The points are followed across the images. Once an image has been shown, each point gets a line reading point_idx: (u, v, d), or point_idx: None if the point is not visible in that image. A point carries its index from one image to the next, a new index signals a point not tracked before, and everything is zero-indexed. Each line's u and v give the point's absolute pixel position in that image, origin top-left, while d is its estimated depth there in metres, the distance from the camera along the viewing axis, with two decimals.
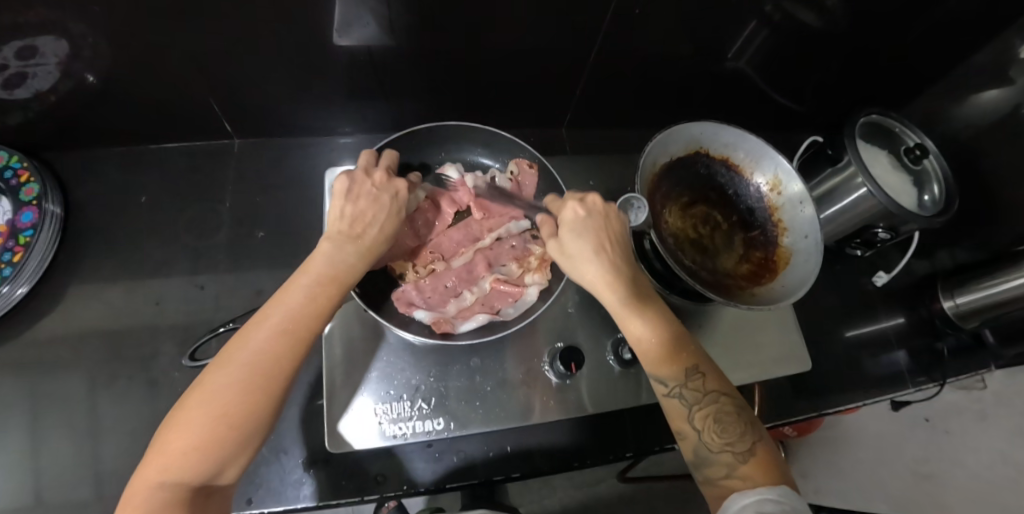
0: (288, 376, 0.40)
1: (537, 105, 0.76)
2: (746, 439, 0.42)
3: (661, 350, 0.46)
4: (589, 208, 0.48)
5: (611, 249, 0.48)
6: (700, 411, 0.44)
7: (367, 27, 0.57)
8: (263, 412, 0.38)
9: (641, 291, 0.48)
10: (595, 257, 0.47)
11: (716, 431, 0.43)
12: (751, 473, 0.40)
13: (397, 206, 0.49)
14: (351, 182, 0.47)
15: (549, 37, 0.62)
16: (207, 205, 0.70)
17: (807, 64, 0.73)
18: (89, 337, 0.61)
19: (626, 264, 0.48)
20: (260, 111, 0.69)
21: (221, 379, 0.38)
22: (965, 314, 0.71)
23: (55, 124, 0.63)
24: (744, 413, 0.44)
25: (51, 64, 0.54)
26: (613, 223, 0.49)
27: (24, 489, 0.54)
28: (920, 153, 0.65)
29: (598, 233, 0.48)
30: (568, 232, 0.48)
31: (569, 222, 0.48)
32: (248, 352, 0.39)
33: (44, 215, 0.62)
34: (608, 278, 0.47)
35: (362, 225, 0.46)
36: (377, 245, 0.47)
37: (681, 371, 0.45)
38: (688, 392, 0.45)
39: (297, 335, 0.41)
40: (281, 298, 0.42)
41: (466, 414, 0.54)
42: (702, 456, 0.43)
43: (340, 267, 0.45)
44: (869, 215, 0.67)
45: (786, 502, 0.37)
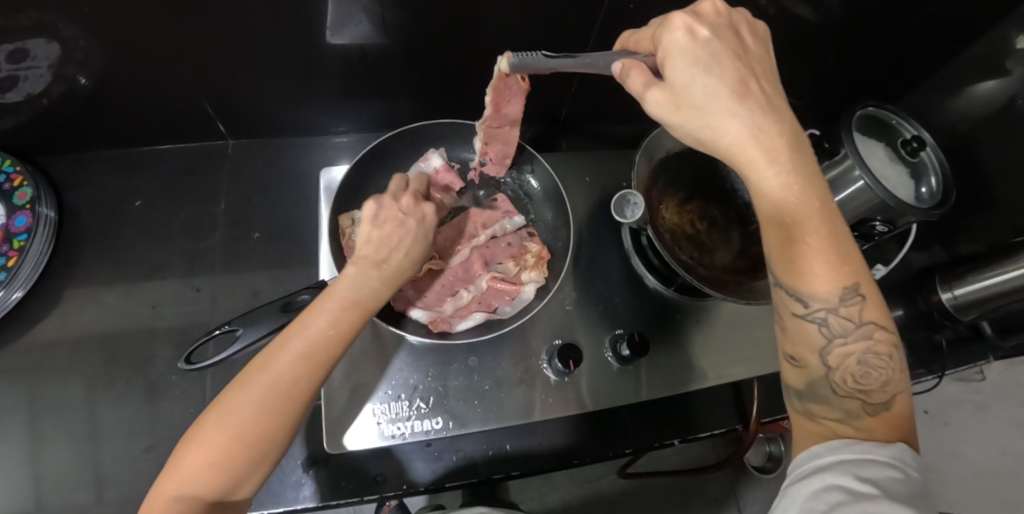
0: (304, 403, 0.37)
1: (533, 102, 0.76)
2: (889, 388, 0.33)
3: (815, 249, 0.32)
4: (713, 28, 0.33)
5: (758, 85, 0.33)
6: (842, 344, 0.33)
7: (361, 26, 0.57)
8: (278, 437, 0.36)
9: (804, 154, 0.33)
10: (736, 102, 0.32)
11: (854, 373, 0.33)
12: (875, 428, 0.32)
13: (424, 231, 0.45)
14: (378, 207, 0.44)
15: (544, 33, 0.62)
16: (202, 207, 0.69)
17: (801, 58, 0.74)
18: (86, 341, 0.61)
19: (779, 108, 0.33)
20: (254, 112, 0.69)
21: (239, 399, 0.35)
22: (964, 306, 0.70)
23: (48, 126, 0.63)
24: (898, 355, 0.34)
25: (43, 66, 0.54)
26: (746, 48, 0.34)
27: (22, 493, 0.54)
28: (917, 145, 0.66)
29: (735, 63, 0.32)
30: (693, 64, 0.32)
31: (690, 48, 0.32)
32: (268, 379, 0.36)
33: (38, 219, 0.62)
34: (754, 127, 0.31)
35: (386, 249, 0.42)
36: (400, 273, 0.43)
37: (838, 288, 0.32)
38: (835, 320, 0.33)
39: (317, 363, 0.38)
40: (306, 322, 0.39)
41: (465, 413, 0.54)
42: (819, 394, 0.34)
43: (364, 291, 0.41)
44: (866, 208, 0.66)
45: (900, 469, 0.29)
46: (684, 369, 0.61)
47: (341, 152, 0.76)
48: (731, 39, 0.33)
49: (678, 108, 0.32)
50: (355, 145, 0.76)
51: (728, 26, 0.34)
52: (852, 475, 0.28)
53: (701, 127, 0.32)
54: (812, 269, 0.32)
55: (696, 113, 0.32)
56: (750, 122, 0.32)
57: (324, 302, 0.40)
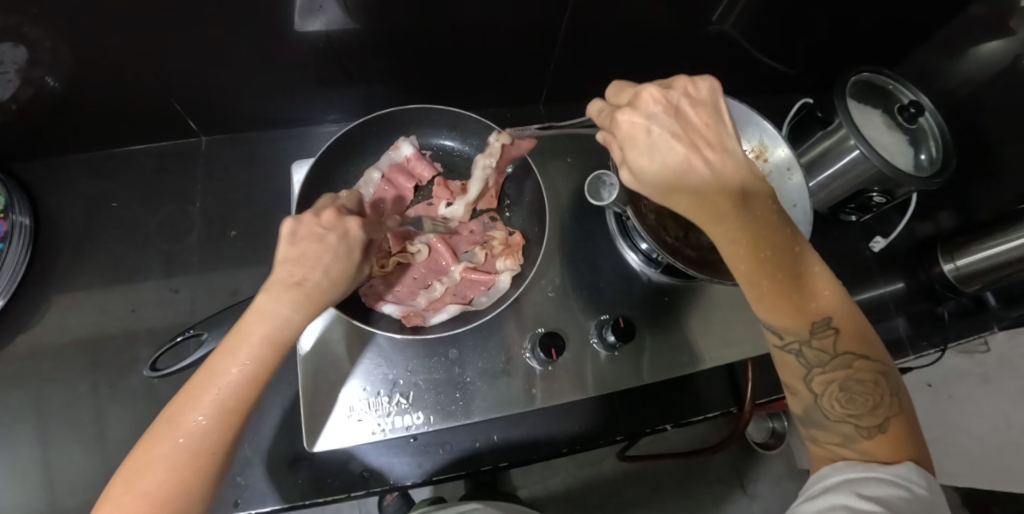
0: (221, 452, 0.35)
1: (512, 82, 0.73)
2: (880, 412, 0.35)
3: (780, 298, 0.36)
4: (650, 113, 0.35)
5: (705, 153, 0.34)
6: (823, 374, 0.37)
7: (327, 12, 0.54)
8: (194, 493, 0.34)
9: (757, 209, 0.35)
10: (685, 182, 0.34)
11: (840, 400, 0.36)
12: (876, 451, 0.34)
13: (348, 247, 0.41)
14: (295, 223, 0.40)
15: (519, 9, 0.59)
16: (179, 206, 0.68)
17: (793, 25, 0.70)
18: (68, 348, 0.61)
19: (728, 175, 0.34)
20: (226, 107, 0.67)
21: (147, 458, 0.34)
22: (966, 276, 0.68)
23: (17, 132, 0.61)
24: (883, 380, 0.36)
25: (10, 72, 0.53)
26: (691, 120, 0.35)
27: (13, 501, 0.54)
28: (915, 111, 0.62)
29: (680, 136, 0.34)
30: (638, 148, 0.35)
31: (634, 134, 0.35)
32: (178, 434, 0.34)
33: (13, 228, 0.61)
34: (704, 204, 0.35)
35: (302, 269, 0.39)
36: (322, 292, 0.39)
37: (807, 326, 0.36)
38: (811, 352, 0.36)
39: (230, 408, 0.36)
40: (214, 368, 0.36)
41: (446, 407, 0.53)
42: (814, 419, 0.37)
43: (276, 323, 0.38)
44: (861, 180, 0.64)
45: (906, 488, 0.31)
46: (675, 354, 0.59)
47: (319, 142, 0.74)
48: (675, 112, 0.35)
49: (645, 187, 0.37)
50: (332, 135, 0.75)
51: (671, 110, 0.35)
52: (855, 494, 0.32)
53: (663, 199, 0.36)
54: (783, 314, 0.36)
55: (658, 191, 0.36)
56: (699, 199, 0.35)
57: (231, 345, 0.36)
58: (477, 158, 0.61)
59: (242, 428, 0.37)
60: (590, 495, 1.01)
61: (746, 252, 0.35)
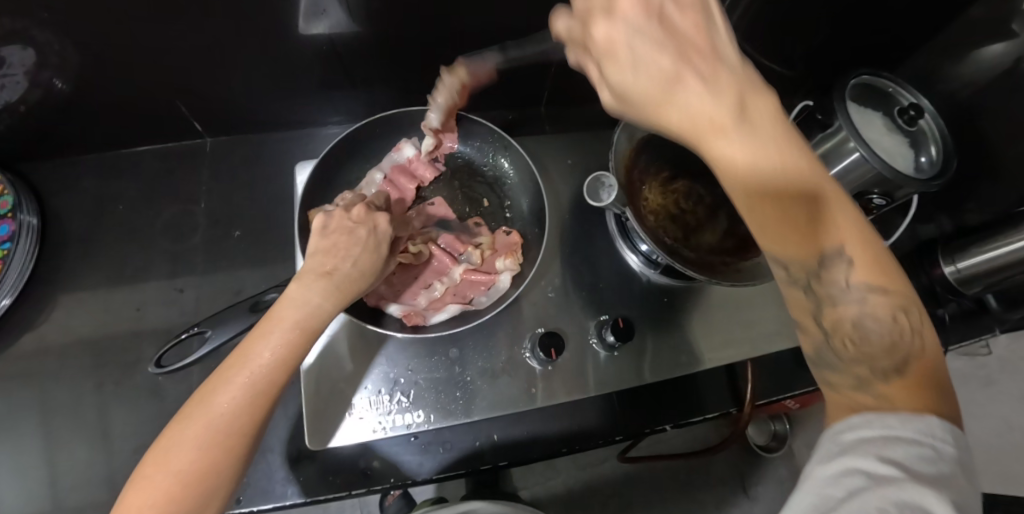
0: (250, 434, 0.37)
1: (514, 84, 0.74)
2: (900, 351, 0.31)
3: (786, 228, 0.31)
4: (631, 16, 0.28)
5: (695, 62, 0.29)
6: (834, 310, 0.32)
7: (331, 15, 0.55)
8: (223, 471, 0.36)
9: (758, 124, 0.29)
10: (671, 95, 0.29)
11: (853, 338, 0.32)
12: (894, 393, 0.30)
13: (376, 240, 0.44)
14: (327, 217, 0.44)
15: (520, 12, 0.59)
16: (183, 207, 0.69)
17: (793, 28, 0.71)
18: (73, 346, 0.62)
19: (723, 84, 0.28)
20: (230, 109, 0.68)
21: (178, 437, 0.36)
22: (967, 279, 0.68)
23: (24, 134, 0.62)
24: (906, 316, 0.31)
25: (18, 74, 0.54)
26: (678, 21, 0.29)
27: (19, 496, 0.55)
28: (914, 113, 0.63)
29: (664, 42, 0.28)
30: (617, 60, 0.29)
31: (611, 43, 0.29)
32: (208, 414, 0.36)
33: (20, 227, 0.62)
34: (697, 121, 0.29)
35: (333, 260, 0.42)
36: (352, 283, 0.42)
37: (818, 253, 0.31)
38: (822, 287, 0.32)
39: (259, 390, 0.38)
40: (244, 352, 0.38)
41: (446, 405, 0.53)
42: (825, 359, 0.33)
43: (309, 309, 0.40)
44: (863, 182, 0.64)
45: (930, 445, 0.27)
46: (674, 354, 0.59)
47: (322, 144, 0.75)
48: (659, 15, 0.29)
49: (629, 108, 0.31)
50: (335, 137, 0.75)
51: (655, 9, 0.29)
52: (874, 455, 0.26)
53: (648, 121, 0.31)
54: (788, 245, 0.32)
55: (644, 111, 0.30)
56: (689, 114, 0.29)
57: (265, 329, 0.39)
58: (477, 159, 0.62)
59: (267, 413, 0.39)
60: (592, 497, 1.01)
61: (748, 175, 0.29)
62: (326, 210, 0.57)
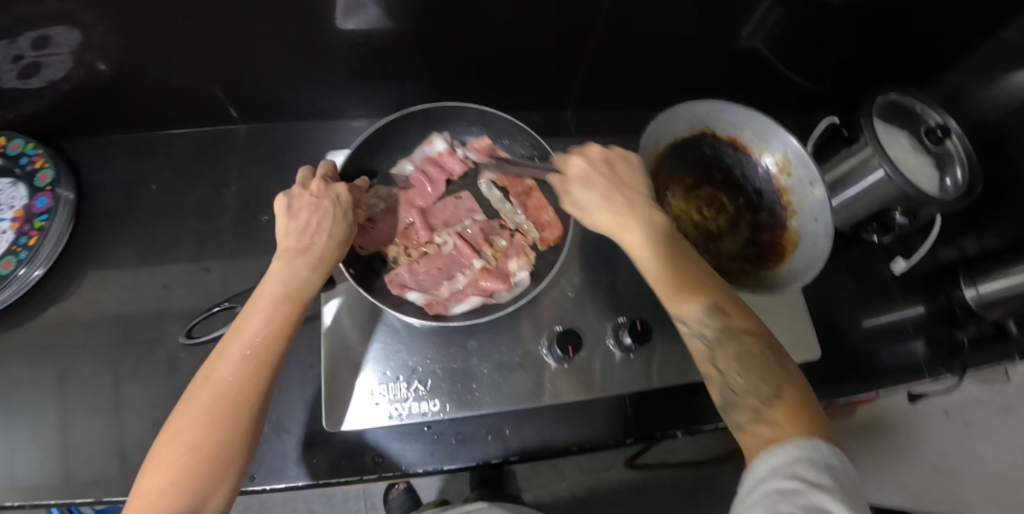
0: (257, 402, 0.39)
1: (542, 86, 0.75)
2: (773, 382, 0.38)
3: (677, 281, 0.41)
4: (589, 156, 0.46)
5: (623, 192, 0.45)
6: (722, 354, 0.40)
7: (368, 11, 0.57)
8: (236, 440, 0.37)
9: (659, 224, 0.44)
10: (605, 203, 0.44)
11: (740, 374, 0.39)
12: (782, 419, 0.36)
13: (341, 209, 0.48)
14: (290, 199, 0.46)
15: (551, 17, 0.61)
16: (213, 190, 0.71)
17: (821, 44, 0.71)
18: (101, 319, 0.63)
19: (640, 201, 0.44)
20: (265, 97, 0.70)
21: (187, 414, 0.37)
22: (988, 303, 0.67)
23: (68, 112, 0.65)
24: (772, 356, 0.39)
25: (64, 54, 0.56)
26: (618, 163, 0.46)
27: (37, 463, 0.56)
28: (941, 134, 0.62)
29: (604, 180, 0.45)
30: (575, 180, 0.46)
31: (573, 171, 0.46)
32: (214, 387, 0.38)
33: (58, 201, 0.64)
34: (620, 218, 0.43)
35: (308, 235, 0.45)
36: (329, 254, 0.46)
37: (699, 311, 0.41)
38: (711, 332, 0.40)
39: (260, 359, 0.40)
40: (240, 328, 0.41)
41: (463, 396, 0.54)
42: (728, 399, 0.39)
43: (295, 280, 0.44)
44: (885, 199, 0.64)
45: (824, 461, 0.32)
46: (689, 360, 0.59)
47: (350, 136, 0.76)
48: (606, 163, 0.46)
49: (574, 208, 0.46)
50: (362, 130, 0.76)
51: (602, 157, 0.47)
52: (787, 475, 0.32)
53: (587, 220, 0.45)
54: (679, 296, 0.41)
55: (584, 212, 0.45)
56: (616, 215, 0.44)
57: (257, 303, 0.42)
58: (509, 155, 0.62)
59: (272, 386, 0.41)
60: (596, 503, 1.01)
61: (642, 241, 0.43)
62: None
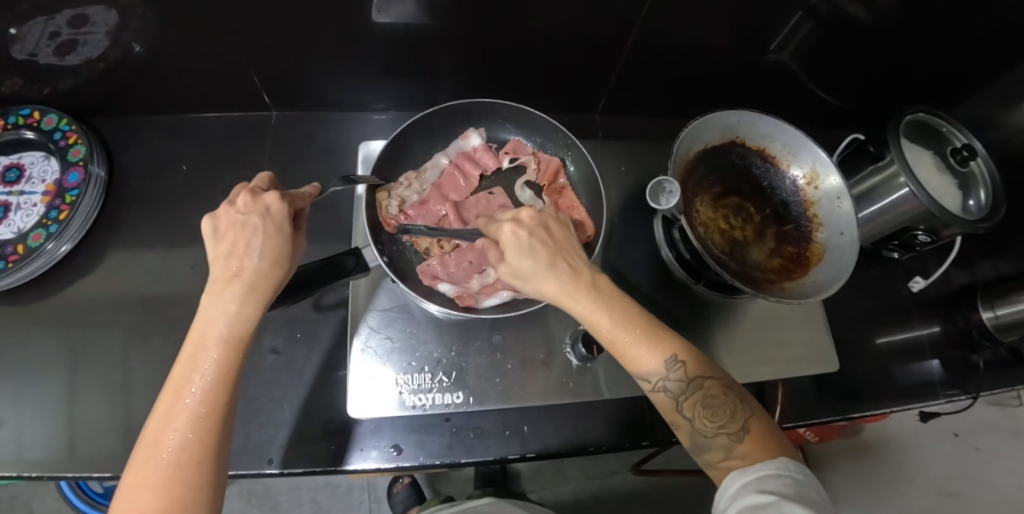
0: (206, 459, 0.37)
1: (571, 89, 0.75)
2: (738, 417, 0.40)
3: (637, 342, 0.41)
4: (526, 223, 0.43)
5: (566, 260, 0.42)
6: (686, 399, 0.41)
7: (406, 4, 0.57)
8: (191, 503, 0.35)
9: (603, 288, 0.42)
10: (550, 270, 0.41)
11: (707, 416, 0.40)
12: (751, 451, 0.38)
13: (275, 223, 0.42)
14: (215, 219, 0.41)
15: (587, 20, 0.61)
16: (242, 175, 0.71)
17: (850, 63, 0.72)
18: (125, 296, 0.64)
19: (581, 266, 0.43)
20: (296, 86, 0.70)
21: (134, 485, 0.35)
22: (1006, 326, 0.68)
23: (102, 90, 0.66)
24: (731, 392, 0.41)
25: (101, 33, 0.57)
26: (554, 229, 0.44)
27: (52, 436, 0.56)
28: (967, 155, 0.63)
29: (547, 247, 0.42)
30: (515, 248, 0.42)
31: (511, 240, 0.42)
32: (160, 450, 0.36)
33: (89, 177, 0.65)
34: (568, 286, 0.41)
35: (236, 260, 0.40)
36: (263, 276, 0.41)
37: (661, 363, 0.41)
38: (672, 384, 0.41)
39: (205, 414, 0.37)
40: (176, 382, 0.38)
41: (486, 389, 0.54)
42: (698, 443, 0.40)
43: (227, 320, 0.39)
44: (909, 217, 0.64)
45: (789, 476, 0.35)
46: None
47: (377, 128, 0.77)
48: (543, 228, 0.44)
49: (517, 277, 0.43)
50: (389, 123, 0.77)
51: (540, 224, 0.44)
52: (756, 490, 0.35)
53: (533, 290, 0.42)
54: (637, 356, 0.41)
55: (528, 281, 0.42)
56: (563, 283, 0.41)
57: (192, 352, 0.38)
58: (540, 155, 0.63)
59: (225, 438, 0.39)
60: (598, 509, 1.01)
61: (590, 305, 0.41)
62: (392, 189, 0.59)
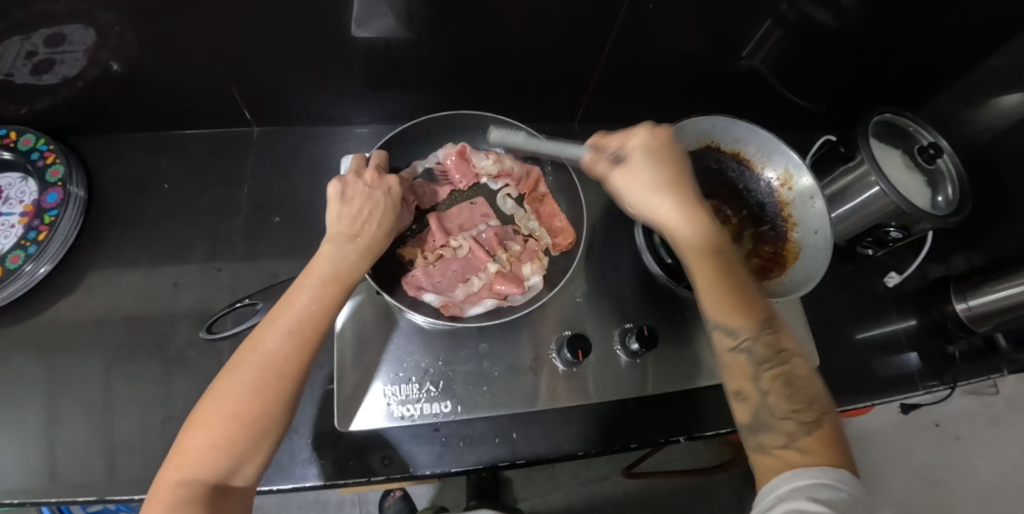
0: (296, 378, 0.41)
1: (551, 98, 0.77)
2: (814, 407, 0.40)
3: (731, 293, 0.44)
4: (663, 142, 0.49)
5: (682, 188, 0.48)
6: (769, 371, 0.41)
7: (385, 19, 0.58)
8: (275, 410, 0.39)
9: (715, 229, 0.47)
10: (666, 190, 0.47)
11: (784, 396, 0.40)
12: (815, 446, 0.37)
13: (392, 200, 0.51)
14: (343, 185, 0.49)
15: (563, 32, 0.63)
16: (224, 191, 0.71)
17: (819, 65, 0.73)
18: (108, 316, 0.63)
19: (699, 203, 0.48)
20: (278, 101, 0.71)
21: (234, 381, 0.39)
22: (978, 317, 0.70)
23: (81, 109, 0.65)
24: (814, 382, 0.41)
25: (79, 51, 0.57)
26: (682, 161, 0.49)
27: (34, 460, 0.55)
28: (934, 152, 0.65)
29: (666, 173, 0.48)
30: (642, 159, 0.48)
31: (643, 150, 0.48)
32: (260, 355, 0.40)
33: (69, 197, 0.64)
34: (680, 208, 0.47)
35: (360, 223, 0.48)
36: (376, 243, 0.48)
37: (755, 322, 0.43)
38: (760, 346, 0.42)
39: (306, 335, 0.42)
40: (289, 301, 0.43)
41: (474, 398, 0.55)
42: (762, 419, 0.40)
43: (338, 260, 0.46)
44: (880, 215, 0.66)
45: (845, 489, 0.33)
46: (691, 364, 0.60)
47: (360, 142, 0.77)
48: (671, 154, 0.49)
49: (636, 187, 0.48)
50: (373, 136, 0.77)
51: (670, 152, 0.49)
52: (808, 497, 0.33)
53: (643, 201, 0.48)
54: (728, 305, 0.43)
55: (644, 192, 0.48)
56: (678, 205, 0.47)
57: (307, 277, 0.45)
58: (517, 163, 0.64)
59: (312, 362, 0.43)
60: None
61: (699, 227, 0.46)
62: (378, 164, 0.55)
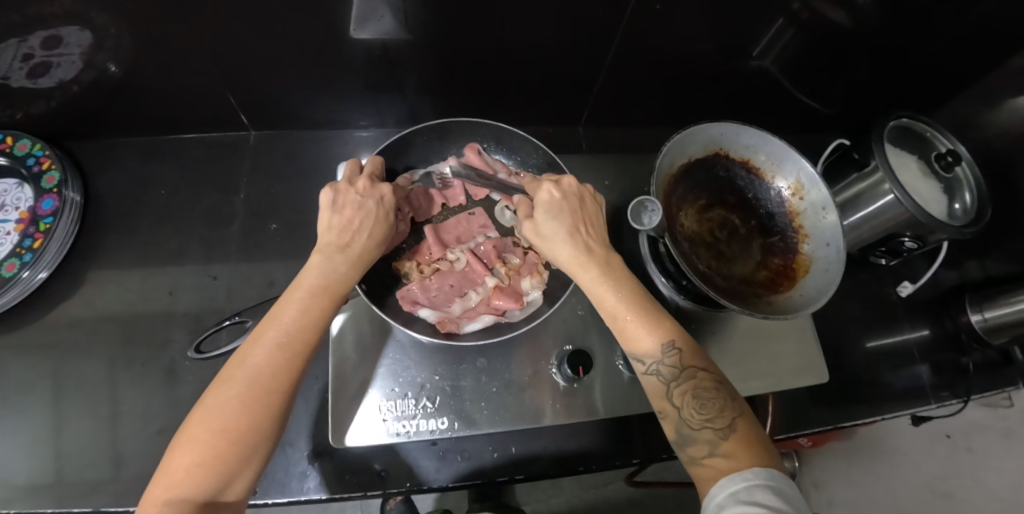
0: (286, 393, 0.40)
1: (554, 101, 0.75)
2: (726, 413, 0.39)
3: (632, 325, 0.43)
4: (564, 190, 0.48)
5: (583, 233, 0.46)
6: (678, 387, 0.41)
7: (383, 21, 0.56)
8: (266, 427, 0.38)
9: (614, 266, 0.45)
10: (569, 239, 0.45)
11: (695, 408, 0.40)
12: (735, 450, 0.37)
13: (384, 210, 0.49)
14: (336, 194, 0.47)
15: (568, 34, 0.61)
16: (222, 196, 0.70)
17: (833, 67, 0.71)
18: (104, 323, 0.62)
19: (601, 246, 0.46)
20: (278, 105, 0.70)
21: (221, 397, 0.38)
22: (993, 329, 0.68)
23: (77, 113, 0.64)
24: (722, 387, 0.41)
25: (74, 54, 0.55)
26: (588, 206, 0.48)
27: (28, 469, 0.55)
28: (951, 160, 0.62)
29: (567, 220, 0.46)
30: (545, 208, 0.46)
31: (548, 202, 0.47)
32: (248, 370, 0.39)
33: (65, 203, 0.63)
34: (581, 257, 0.45)
35: (349, 233, 0.46)
36: (367, 253, 0.47)
37: (658, 345, 0.42)
38: (665, 368, 0.41)
39: (295, 349, 0.41)
40: (279, 314, 0.42)
41: (472, 414, 0.54)
42: (683, 434, 0.40)
43: (328, 273, 0.44)
44: (893, 224, 0.64)
45: (776, 484, 0.34)
46: None
47: (362, 146, 0.76)
48: (570, 199, 0.47)
49: (539, 237, 0.46)
50: (375, 140, 0.76)
51: (575, 195, 0.48)
52: (749, 502, 0.33)
53: (549, 251, 0.46)
54: (634, 334, 0.42)
55: (547, 242, 0.46)
56: (578, 253, 0.45)
57: (295, 290, 0.43)
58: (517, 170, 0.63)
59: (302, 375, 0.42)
60: None
61: (601, 275, 0.44)
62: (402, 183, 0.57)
